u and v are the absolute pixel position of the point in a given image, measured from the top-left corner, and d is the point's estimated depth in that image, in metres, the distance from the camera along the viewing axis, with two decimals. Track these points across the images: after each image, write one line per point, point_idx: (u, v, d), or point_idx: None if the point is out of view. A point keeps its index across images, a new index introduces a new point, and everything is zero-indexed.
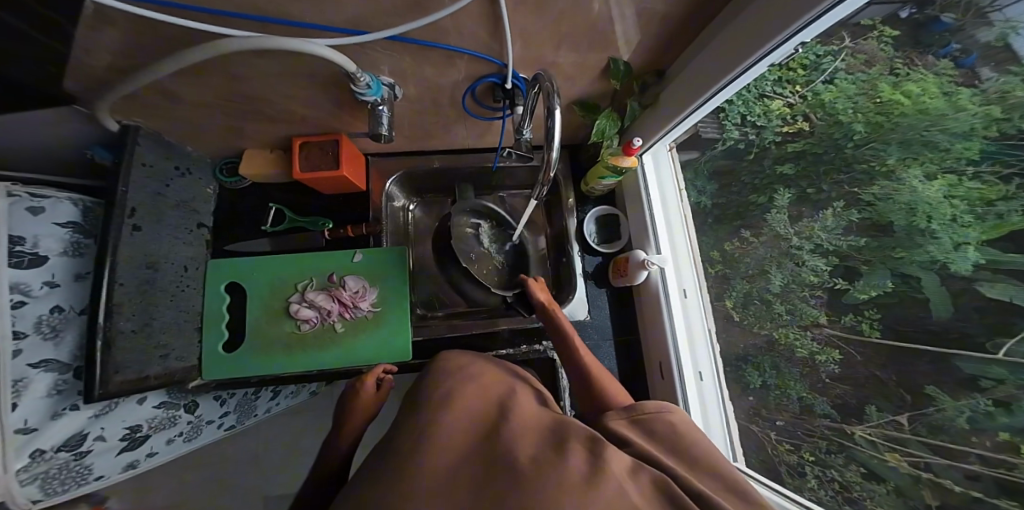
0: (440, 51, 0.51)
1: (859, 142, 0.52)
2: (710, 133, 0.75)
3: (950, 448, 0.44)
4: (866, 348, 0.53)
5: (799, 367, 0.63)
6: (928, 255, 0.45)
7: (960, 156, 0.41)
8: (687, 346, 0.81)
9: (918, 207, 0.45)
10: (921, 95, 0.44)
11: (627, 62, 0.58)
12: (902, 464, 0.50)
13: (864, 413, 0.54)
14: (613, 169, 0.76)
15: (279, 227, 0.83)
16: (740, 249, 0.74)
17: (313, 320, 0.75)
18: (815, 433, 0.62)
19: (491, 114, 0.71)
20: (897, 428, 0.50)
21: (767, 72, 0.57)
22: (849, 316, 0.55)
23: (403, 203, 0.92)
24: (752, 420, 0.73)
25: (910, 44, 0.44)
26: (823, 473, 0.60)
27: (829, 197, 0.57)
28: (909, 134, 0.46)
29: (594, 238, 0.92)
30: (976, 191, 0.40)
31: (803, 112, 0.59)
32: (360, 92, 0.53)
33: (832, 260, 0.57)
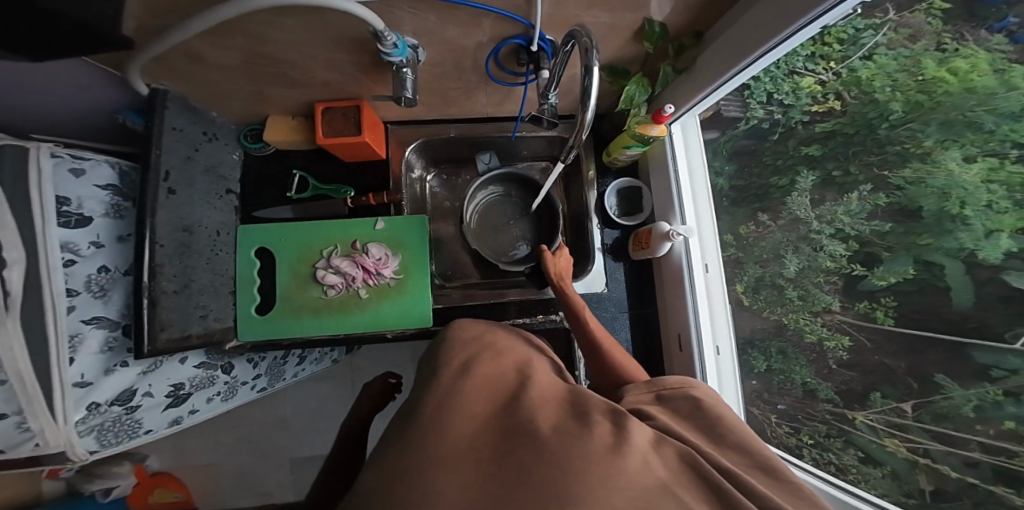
0: (471, 11, 0.49)
1: (894, 122, 0.49)
2: (732, 112, 0.72)
3: (952, 436, 0.46)
4: (875, 335, 0.54)
5: (808, 353, 0.63)
6: (956, 242, 0.44)
7: (1004, 139, 0.39)
8: (708, 317, 0.78)
9: (952, 192, 0.43)
10: (968, 73, 0.41)
11: (663, 24, 0.56)
12: (901, 449, 0.51)
13: (868, 399, 0.55)
14: (639, 138, 0.74)
15: (304, 195, 0.84)
16: (756, 233, 0.72)
17: (338, 286, 0.76)
18: (818, 417, 0.62)
19: (513, 79, 0.69)
20: (900, 415, 0.51)
21: (801, 47, 0.54)
22: (864, 303, 0.55)
23: (422, 174, 0.92)
24: (753, 402, 0.74)
25: (962, 18, 0.41)
26: (820, 456, 0.62)
27: (857, 180, 0.55)
28: (951, 114, 0.43)
29: (616, 211, 0.91)
30: (1017, 176, 0.38)
31: (835, 90, 0.56)
32: (385, 52, 0.52)
33: (852, 245, 0.56)
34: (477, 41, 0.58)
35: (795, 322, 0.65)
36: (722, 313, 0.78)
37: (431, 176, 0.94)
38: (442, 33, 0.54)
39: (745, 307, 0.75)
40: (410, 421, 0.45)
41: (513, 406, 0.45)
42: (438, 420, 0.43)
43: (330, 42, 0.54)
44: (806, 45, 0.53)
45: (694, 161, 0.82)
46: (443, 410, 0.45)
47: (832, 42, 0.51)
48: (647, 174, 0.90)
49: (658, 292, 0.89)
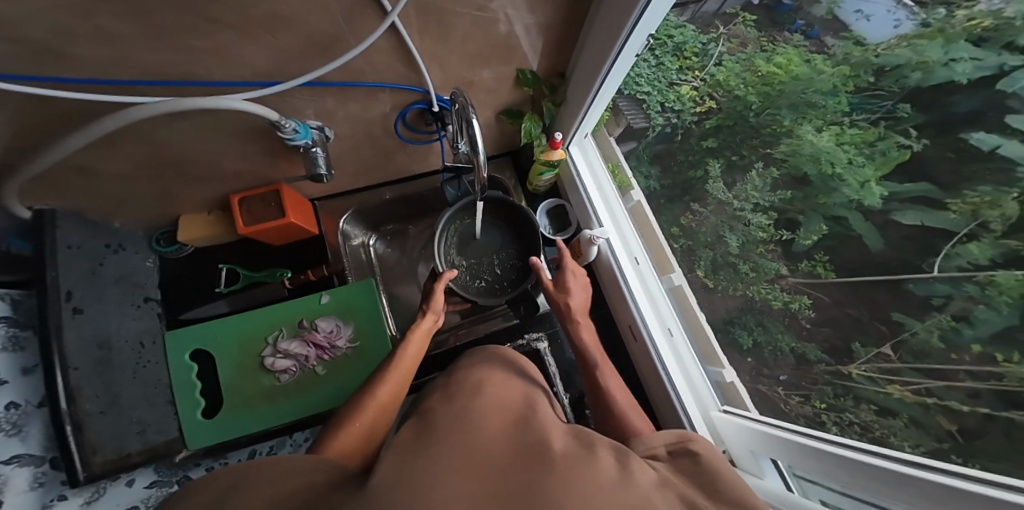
0: (362, 88, 0.56)
1: (758, 111, 0.59)
2: (639, 124, 0.81)
3: (938, 370, 0.43)
4: (829, 288, 0.56)
5: (782, 320, 0.64)
6: (844, 196, 0.50)
7: (836, 110, 0.48)
8: (651, 307, 0.84)
9: (821, 157, 0.51)
10: (789, 65, 0.52)
11: (533, 71, 0.64)
12: (906, 394, 0.47)
13: (852, 352, 0.54)
14: (546, 165, 0.81)
15: (234, 287, 0.85)
16: (696, 221, 0.78)
17: (291, 368, 0.78)
18: (822, 380, 0.59)
19: (424, 137, 0.75)
20: (888, 360, 0.49)
21: (669, 62, 0.67)
22: (806, 262, 0.58)
23: (364, 238, 0.94)
24: (757, 379, 0.71)
25: (768, 25, 0.54)
26: (840, 418, 0.56)
27: (749, 161, 0.63)
28: (793, 98, 0.53)
29: (549, 229, 0.95)
30: (858, 136, 0.47)
31: (707, 93, 0.66)
32: (288, 138, 0.57)
33: (772, 214, 0.61)
34: (380, 112, 0.64)
35: (760, 294, 0.67)
36: (694, 303, 0.81)
37: (374, 240, 0.95)
38: (349, 112, 0.61)
39: (715, 290, 0.76)
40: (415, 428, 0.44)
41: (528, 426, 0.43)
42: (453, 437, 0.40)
43: (233, 137, 0.59)
44: (671, 60, 0.67)
45: (597, 172, 0.91)
46: (453, 427, 0.42)
47: (692, 56, 0.65)
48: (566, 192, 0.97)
49: (606, 295, 0.94)
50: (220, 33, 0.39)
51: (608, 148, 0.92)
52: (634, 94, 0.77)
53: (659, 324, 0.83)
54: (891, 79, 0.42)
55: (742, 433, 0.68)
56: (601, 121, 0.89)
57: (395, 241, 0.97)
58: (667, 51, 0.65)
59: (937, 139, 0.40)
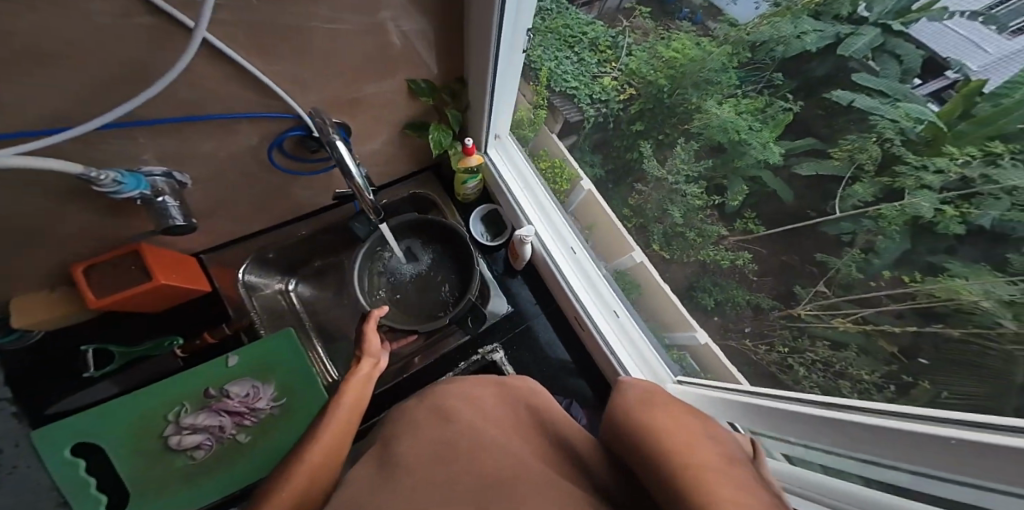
0: (208, 123, 0.55)
1: (670, 92, 0.65)
2: (574, 116, 0.81)
3: (863, 296, 0.49)
4: (763, 241, 0.61)
5: (733, 279, 0.67)
6: (753, 158, 0.58)
7: (728, 83, 0.57)
8: (589, 292, 0.88)
9: (728, 126, 0.58)
10: (685, 49, 0.60)
11: (427, 81, 0.68)
12: (848, 326, 0.51)
13: (795, 295, 0.58)
14: (467, 170, 0.84)
15: (109, 368, 0.81)
16: (642, 199, 0.78)
17: (205, 443, 0.76)
18: (778, 327, 0.61)
19: (316, 165, 0.77)
20: (824, 297, 0.54)
21: (589, 57, 0.72)
22: (740, 221, 0.63)
23: (283, 283, 0.94)
24: (727, 336, 0.70)
25: (662, 15, 0.62)
26: (803, 359, 0.58)
27: (672, 138, 0.68)
28: (696, 78, 0.60)
29: (486, 236, 0.99)
30: (750, 104, 0.56)
31: (626, 82, 0.70)
32: (114, 190, 0.52)
33: (703, 183, 0.66)
34: (249, 145, 0.64)
35: (709, 257, 0.69)
36: (656, 275, 0.81)
37: (293, 284, 0.95)
38: (204, 148, 0.60)
39: (671, 261, 0.77)
40: (387, 453, 0.33)
41: (553, 437, 0.37)
42: (468, 439, 0.31)
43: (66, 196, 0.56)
44: (590, 55, 0.72)
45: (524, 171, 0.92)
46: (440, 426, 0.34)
47: (607, 50, 0.70)
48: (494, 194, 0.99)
49: (551, 289, 0.96)
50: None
51: (550, 144, 0.90)
52: (564, 90, 0.78)
53: (606, 308, 0.86)
54: (763, 53, 0.52)
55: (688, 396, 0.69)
56: (540, 120, 0.87)
57: (316, 279, 0.97)
58: (586, 47, 0.71)
59: (808, 100, 0.50)
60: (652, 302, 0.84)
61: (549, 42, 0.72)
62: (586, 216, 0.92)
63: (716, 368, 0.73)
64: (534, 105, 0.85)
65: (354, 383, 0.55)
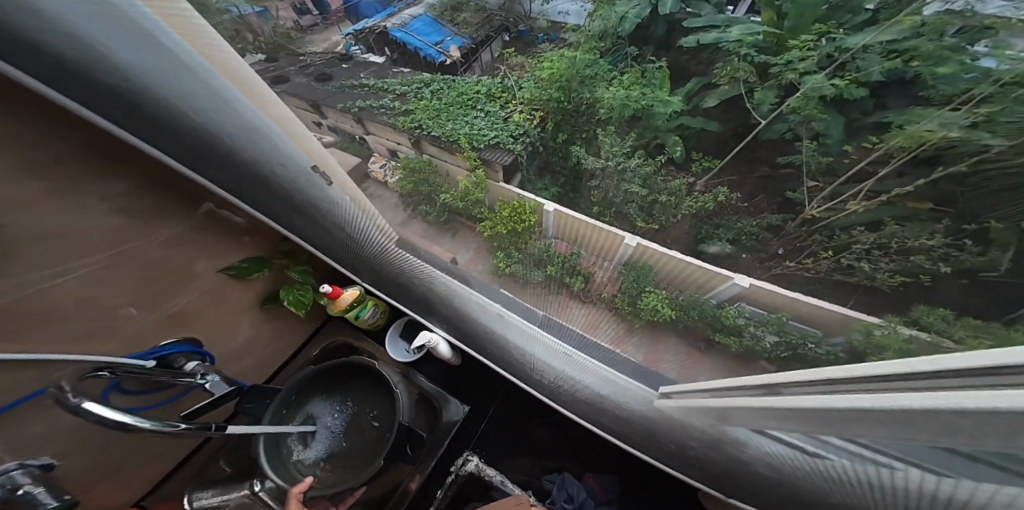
0: None
1: (570, 100, 0.67)
2: (506, 157, 0.68)
3: (856, 172, 0.57)
4: (730, 169, 0.66)
5: (730, 210, 0.67)
6: (665, 112, 0.65)
7: (604, 71, 0.66)
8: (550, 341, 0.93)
9: (629, 102, 0.65)
10: (554, 63, 0.67)
11: None
12: (866, 205, 0.56)
13: (792, 201, 0.62)
14: None
15: None
16: (604, 188, 0.71)
17: None
18: (804, 235, 0.62)
19: None
20: (821, 189, 0.59)
21: (488, 105, 0.69)
22: (695, 164, 0.67)
23: None
24: (767, 265, 0.65)
25: (521, 48, 0.74)
26: (856, 254, 0.56)
27: (590, 133, 0.70)
28: (580, 77, 0.66)
29: None
30: (629, 76, 0.66)
31: (533, 108, 0.69)
32: None
33: (641, 151, 0.68)
34: None
35: (693, 209, 0.66)
36: (665, 250, 0.67)
37: None
38: None
39: (663, 228, 0.70)
40: None
41: None
42: None
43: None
44: (489, 103, 0.70)
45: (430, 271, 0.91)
46: None
47: (503, 96, 0.70)
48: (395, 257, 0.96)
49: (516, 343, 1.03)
50: None
51: (505, 192, 0.70)
52: (489, 143, 0.66)
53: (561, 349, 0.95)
54: (609, 38, 0.67)
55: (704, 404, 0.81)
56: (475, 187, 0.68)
57: None
58: (483, 99, 0.69)
59: (669, 52, 0.68)
60: (678, 272, 0.70)
61: (454, 114, 0.67)
62: (568, 231, 0.75)
63: (786, 304, 0.62)
64: (471, 169, 0.68)
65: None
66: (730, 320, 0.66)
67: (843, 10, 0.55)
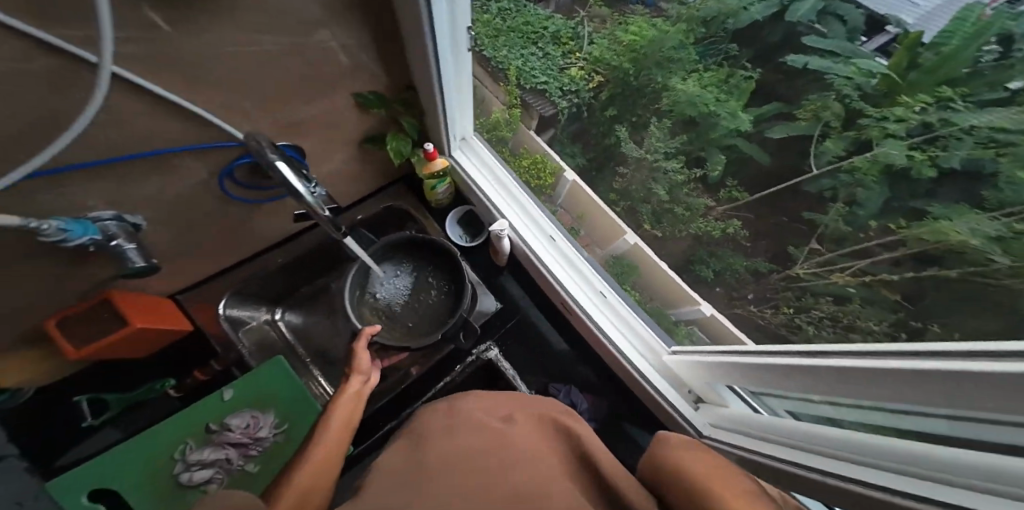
0: (149, 160, 0.53)
1: (635, 74, 0.70)
2: (547, 111, 0.84)
3: (858, 249, 0.54)
4: (750, 206, 0.68)
5: (728, 245, 0.72)
6: (726, 128, 0.63)
7: (687, 60, 0.63)
8: (574, 273, 0.88)
9: (697, 101, 0.63)
10: (641, 30, 0.66)
11: (374, 92, 0.70)
12: (847, 279, 0.56)
13: (791, 257, 0.64)
14: (434, 176, 0.87)
15: (108, 413, 0.84)
16: (626, 182, 0.83)
17: (211, 478, 0.69)
18: (780, 288, 0.67)
19: (260, 191, 0.75)
20: (820, 254, 0.60)
21: (553, 49, 0.77)
22: (725, 191, 0.70)
23: (269, 313, 0.92)
24: (731, 305, 0.75)
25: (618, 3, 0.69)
26: (810, 317, 0.62)
27: (644, 119, 0.73)
28: (658, 56, 0.65)
29: (464, 238, 0.99)
30: (712, 76, 0.62)
31: (592, 70, 0.75)
32: (61, 239, 0.49)
33: (681, 158, 0.71)
34: (198, 180, 0.63)
35: (700, 230, 0.75)
36: (651, 254, 0.84)
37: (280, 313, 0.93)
38: (144, 194, 0.59)
39: (664, 237, 0.82)
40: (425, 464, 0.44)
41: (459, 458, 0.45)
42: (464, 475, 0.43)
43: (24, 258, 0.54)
44: (553, 48, 0.77)
45: (490, 164, 0.92)
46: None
47: (570, 41, 0.76)
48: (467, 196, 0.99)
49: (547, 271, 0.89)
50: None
51: (529, 140, 0.92)
52: (534, 86, 0.81)
53: (592, 287, 0.86)
54: (716, 25, 0.58)
55: (695, 369, 0.72)
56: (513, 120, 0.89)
57: (301, 307, 0.95)
58: (548, 41, 0.77)
59: (765, 66, 0.58)
60: (653, 282, 0.88)
61: (512, 41, 0.78)
62: (574, 205, 0.94)
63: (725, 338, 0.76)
64: (508, 105, 0.87)
65: (346, 405, 0.59)
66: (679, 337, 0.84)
67: (983, 79, 0.36)
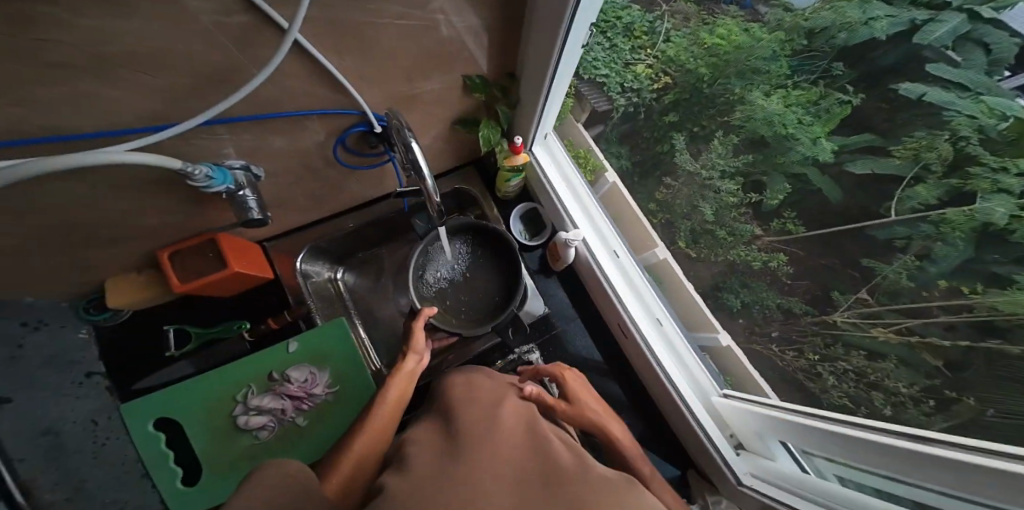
0: (284, 119, 0.53)
1: (710, 82, 0.66)
2: (602, 106, 0.82)
3: (910, 307, 0.50)
4: (801, 243, 0.63)
5: (767, 278, 0.69)
6: (799, 154, 0.58)
7: (779, 73, 0.58)
8: (631, 293, 0.84)
9: (773, 119, 0.59)
10: (729, 35, 0.61)
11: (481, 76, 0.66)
12: (889, 335, 0.53)
13: (833, 301, 0.60)
14: (512, 169, 0.84)
15: (187, 347, 0.84)
16: (670, 193, 0.80)
17: (268, 424, 0.75)
18: (809, 332, 0.64)
19: (364, 159, 0.74)
20: (866, 305, 0.55)
21: (622, 42, 0.70)
22: (776, 221, 0.65)
23: (332, 272, 0.93)
24: (752, 339, 0.74)
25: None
26: (835, 368, 0.61)
27: (710, 130, 0.70)
28: (741, 66, 0.61)
29: (525, 235, 0.99)
30: (802, 96, 0.56)
31: (661, 69, 0.72)
32: (205, 184, 0.51)
33: (738, 180, 0.67)
34: (316, 141, 0.63)
35: (740, 257, 0.71)
36: (679, 274, 0.83)
37: (342, 274, 0.94)
38: (275, 146, 0.59)
39: (697, 259, 0.80)
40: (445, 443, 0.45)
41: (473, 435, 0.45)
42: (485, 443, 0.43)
43: (146, 196, 0.56)
44: (625, 41, 0.70)
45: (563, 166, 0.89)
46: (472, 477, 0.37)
47: (642, 35, 0.70)
48: (536, 194, 0.96)
49: (605, 287, 0.86)
50: (136, 69, 0.34)
51: (576, 134, 0.90)
52: (594, 78, 0.77)
53: (647, 315, 0.83)
54: (822, 39, 0.52)
55: (743, 415, 0.69)
56: (565, 109, 0.86)
57: (362, 268, 0.96)
58: (619, 33, 0.69)
59: (873, 90, 0.51)
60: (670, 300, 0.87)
61: None
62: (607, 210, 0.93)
63: (739, 372, 0.77)
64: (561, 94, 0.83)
65: (398, 379, 0.67)
66: None
67: None
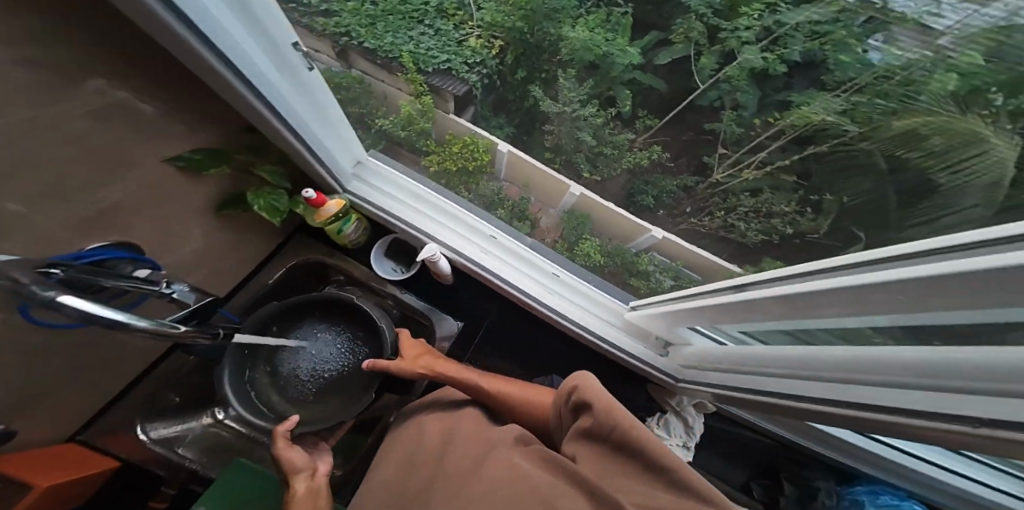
0: None
1: (528, 33, 0.71)
2: (458, 89, 0.77)
3: (755, 146, 0.67)
4: (664, 130, 0.76)
5: (660, 169, 0.81)
6: (621, 66, 0.68)
7: (568, 8, 0.67)
8: (518, 262, 0.96)
9: (591, 47, 0.68)
10: None
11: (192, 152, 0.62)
12: (754, 173, 0.70)
13: (707, 166, 0.76)
14: (329, 219, 0.87)
15: None
16: (556, 138, 0.84)
17: None
18: (708, 195, 0.80)
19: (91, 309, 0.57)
20: (729, 157, 0.72)
21: (442, 24, 0.72)
22: (640, 123, 0.76)
23: (210, 415, 0.83)
24: (680, 220, 0.86)
25: None
26: (742, 213, 0.75)
27: (551, 72, 0.76)
28: (544, 9, 0.67)
29: (398, 269, 1.03)
30: (594, 18, 0.66)
31: (490, 35, 0.72)
32: None
33: (595, 102, 0.76)
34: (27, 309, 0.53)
35: (630, 164, 0.82)
36: (600, 201, 0.90)
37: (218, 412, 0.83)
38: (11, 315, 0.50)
39: (603, 181, 0.88)
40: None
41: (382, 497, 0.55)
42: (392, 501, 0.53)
43: None
44: (443, 22, 0.72)
45: (404, 186, 0.94)
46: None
47: (456, 11, 0.71)
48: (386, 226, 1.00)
49: (486, 274, 0.97)
50: None
51: (455, 125, 0.85)
52: (437, 67, 0.74)
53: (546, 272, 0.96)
54: None
55: (654, 318, 0.86)
56: (429, 108, 0.80)
57: None
58: (434, 16, 0.72)
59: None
60: (606, 223, 0.95)
61: (393, 25, 0.71)
62: (518, 175, 0.96)
63: (683, 254, 0.89)
64: (415, 96, 0.78)
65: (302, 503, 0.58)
66: (643, 265, 0.95)
67: None
